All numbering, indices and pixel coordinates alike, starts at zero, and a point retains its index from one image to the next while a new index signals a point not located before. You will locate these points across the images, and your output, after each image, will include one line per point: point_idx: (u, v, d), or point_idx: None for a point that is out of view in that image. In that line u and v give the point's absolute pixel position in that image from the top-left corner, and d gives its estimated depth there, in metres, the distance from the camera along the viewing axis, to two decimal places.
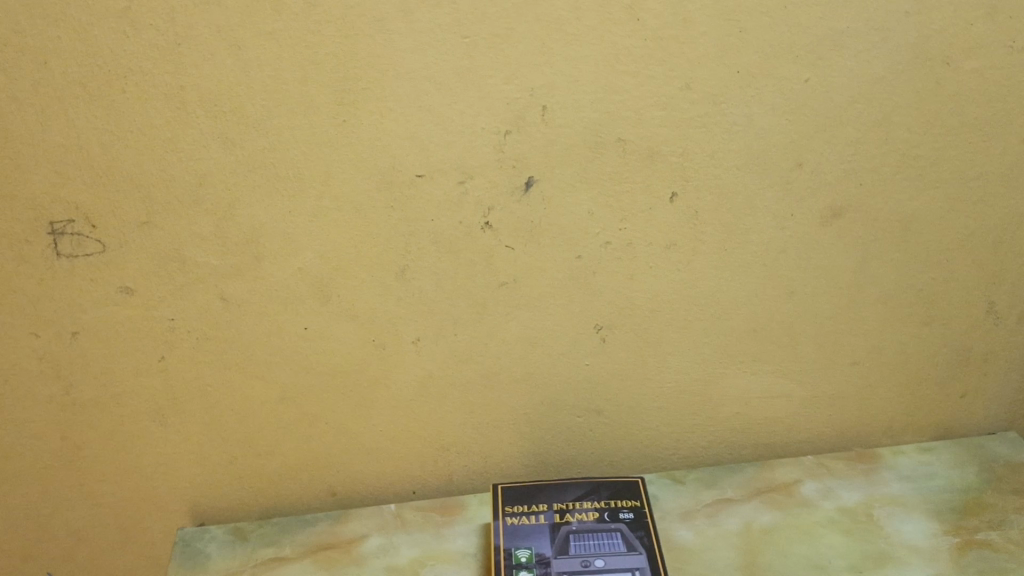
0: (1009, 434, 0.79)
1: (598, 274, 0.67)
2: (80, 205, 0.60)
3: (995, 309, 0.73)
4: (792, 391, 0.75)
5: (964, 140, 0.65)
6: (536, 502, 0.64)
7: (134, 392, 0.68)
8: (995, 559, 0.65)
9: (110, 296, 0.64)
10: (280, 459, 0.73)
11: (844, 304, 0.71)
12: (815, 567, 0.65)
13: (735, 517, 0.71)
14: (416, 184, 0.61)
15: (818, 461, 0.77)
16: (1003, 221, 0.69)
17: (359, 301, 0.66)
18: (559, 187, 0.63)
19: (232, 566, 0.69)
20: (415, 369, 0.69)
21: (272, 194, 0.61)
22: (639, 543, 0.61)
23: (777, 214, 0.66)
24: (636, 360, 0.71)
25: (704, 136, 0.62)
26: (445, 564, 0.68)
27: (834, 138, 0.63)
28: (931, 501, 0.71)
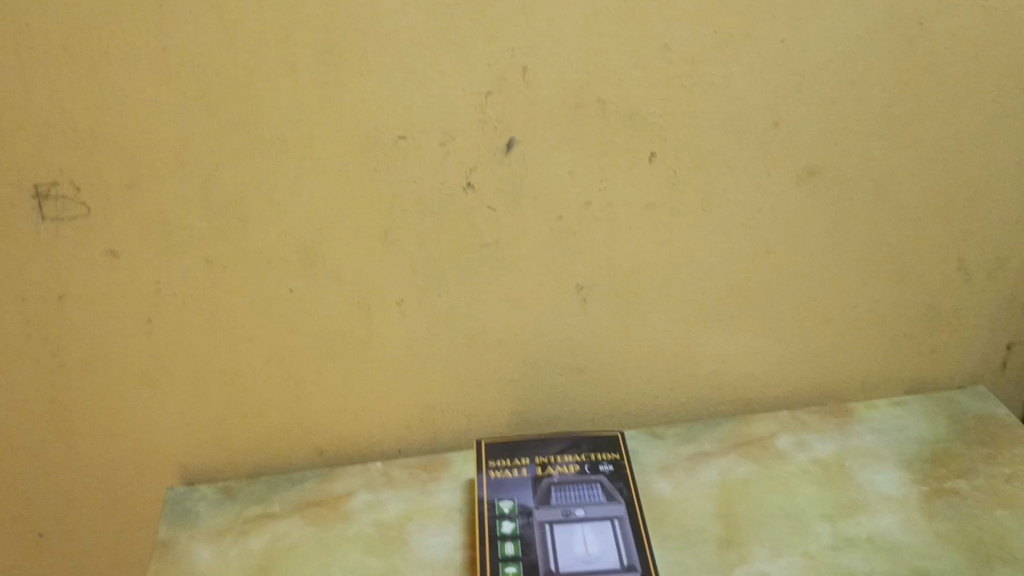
0: (978, 389, 0.81)
1: (579, 234, 0.68)
2: (65, 168, 0.60)
3: (966, 265, 0.75)
4: (769, 348, 0.76)
5: (938, 99, 0.66)
6: (519, 457, 0.66)
7: (121, 354, 0.69)
8: (961, 507, 0.68)
9: (96, 259, 0.64)
10: (268, 419, 0.74)
11: (819, 261, 0.72)
12: (790, 516, 0.68)
13: (712, 469, 0.73)
14: (399, 146, 0.62)
15: (793, 416, 0.79)
16: (973, 181, 0.70)
17: (344, 263, 0.67)
18: (540, 148, 0.63)
19: (222, 523, 0.71)
20: (399, 328, 0.71)
21: (256, 157, 0.61)
22: (618, 492, 0.62)
23: (754, 175, 0.67)
24: (617, 319, 0.73)
25: (683, 97, 0.63)
26: (431, 518, 0.70)
27: (811, 98, 0.64)
28: (902, 452, 0.74)
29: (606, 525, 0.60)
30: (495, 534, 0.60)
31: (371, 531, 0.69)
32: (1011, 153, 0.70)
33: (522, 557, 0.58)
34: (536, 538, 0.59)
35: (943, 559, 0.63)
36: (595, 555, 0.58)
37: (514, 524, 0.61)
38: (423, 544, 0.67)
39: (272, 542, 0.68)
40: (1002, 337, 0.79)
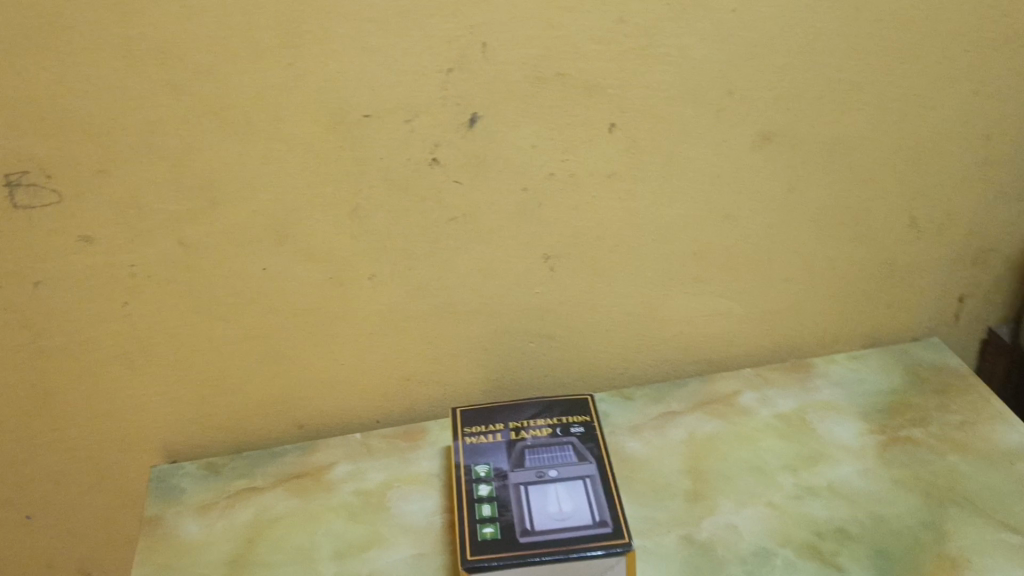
0: (933, 340, 0.85)
1: (545, 204, 0.70)
2: (35, 156, 0.61)
3: (917, 222, 0.78)
4: (732, 309, 0.79)
5: (887, 62, 0.68)
6: (493, 422, 0.68)
7: (99, 338, 0.70)
8: (916, 454, 0.71)
9: (70, 245, 0.65)
10: (248, 395, 0.76)
11: (777, 223, 0.75)
12: (754, 468, 0.71)
13: (680, 427, 0.76)
14: (364, 124, 0.63)
15: (757, 373, 0.82)
16: (922, 141, 0.73)
17: (316, 241, 0.68)
18: (503, 122, 0.65)
19: (207, 497, 0.73)
20: (372, 302, 0.72)
21: (224, 139, 0.62)
22: (589, 453, 0.65)
23: (712, 141, 0.69)
24: (584, 286, 0.75)
25: (640, 67, 0.64)
26: (410, 485, 0.72)
27: (764, 65, 0.66)
28: (860, 404, 0.77)
29: (578, 484, 0.63)
30: (472, 497, 0.62)
31: (354, 500, 0.71)
32: (958, 112, 0.72)
33: (499, 517, 0.60)
34: (512, 499, 0.62)
35: (898, 503, 0.67)
36: (568, 514, 0.60)
37: (491, 486, 0.63)
38: (404, 509, 0.70)
39: (258, 514, 0.70)
40: (953, 290, 0.83)
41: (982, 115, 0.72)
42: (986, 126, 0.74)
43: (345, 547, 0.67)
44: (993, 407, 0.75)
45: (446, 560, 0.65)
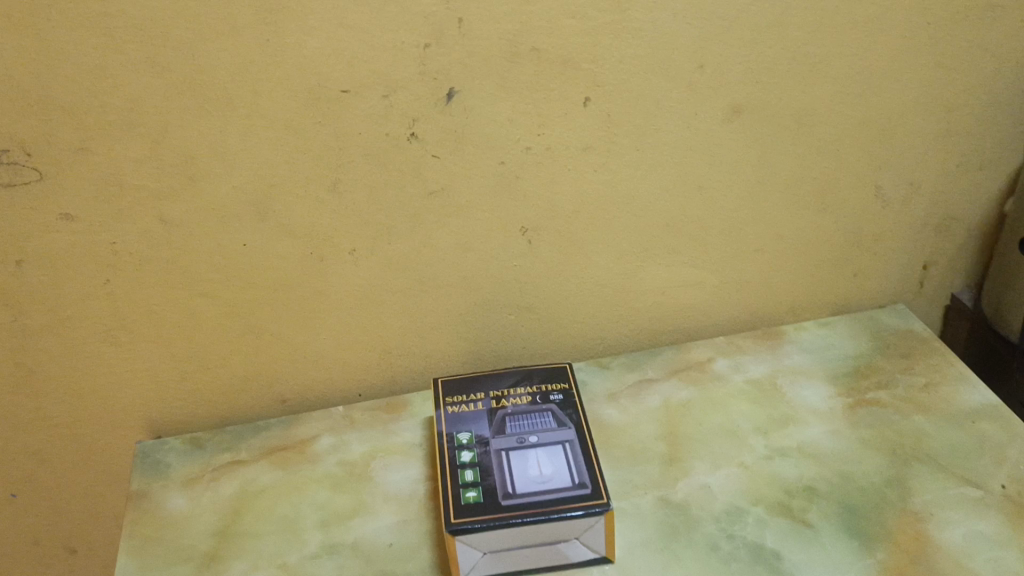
0: (898, 307, 0.87)
1: (522, 178, 0.71)
2: (14, 134, 0.61)
3: (883, 191, 0.80)
4: (705, 279, 0.81)
5: (854, 36, 0.70)
6: (474, 391, 0.70)
7: (82, 315, 0.71)
8: (882, 415, 0.74)
9: (52, 223, 0.66)
10: (231, 370, 0.77)
11: (748, 194, 0.77)
12: (727, 432, 0.73)
13: (655, 394, 0.78)
14: (342, 99, 0.64)
15: (729, 341, 0.84)
16: (888, 113, 0.75)
17: (296, 216, 0.69)
18: (480, 97, 0.66)
19: (193, 470, 0.74)
20: (353, 276, 0.73)
21: (203, 116, 0.63)
22: (568, 419, 0.67)
23: (684, 114, 0.71)
24: (561, 258, 0.77)
25: (613, 42, 0.66)
26: (393, 455, 0.74)
27: (735, 40, 0.68)
28: (829, 369, 0.79)
29: (558, 449, 0.64)
30: (455, 463, 0.64)
31: (338, 470, 0.73)
32: (921, 85, 0.74)
33: (481, 482, 0.62)
34: (494, 465, 0.63)
35: (865, 462, 0.70)
36: (549, 477, 0.62)
37: (473, 453, 0.64)
38: (388, 478, 0.71)
39: (244, 485, 0.72)
40: (918, 258, 0.85)
41: (945, 86, 0.75)
42: (950, 98, 0.76)
43: (330, 515, 0.68)
44: (955, 370, 0.78)
45: (429, 525, 0.67)
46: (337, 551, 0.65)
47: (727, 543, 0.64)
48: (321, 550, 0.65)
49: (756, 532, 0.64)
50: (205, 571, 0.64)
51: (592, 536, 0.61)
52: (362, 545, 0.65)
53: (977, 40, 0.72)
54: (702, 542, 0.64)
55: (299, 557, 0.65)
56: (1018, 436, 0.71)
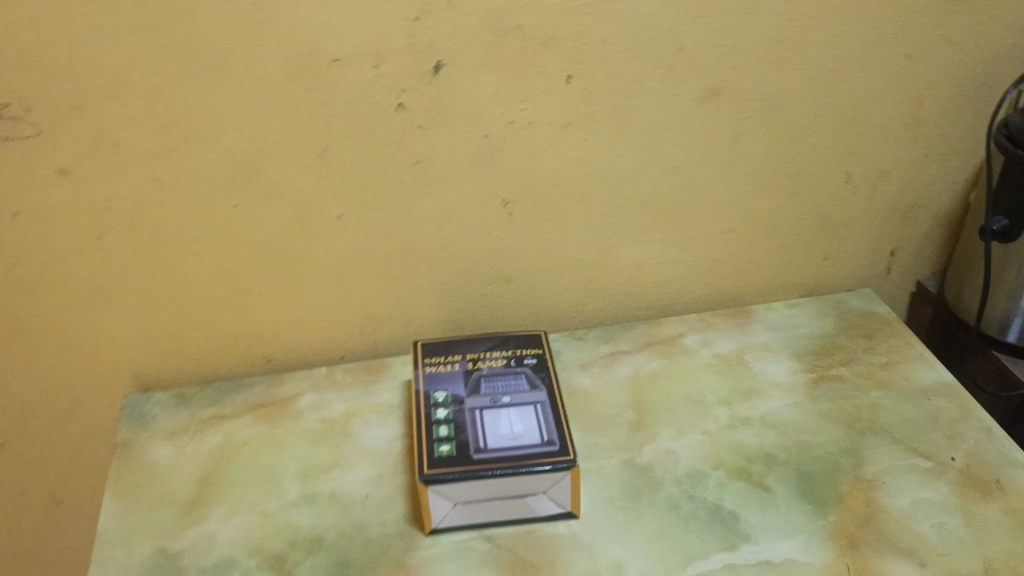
0: (864, 290, 0.91)
1: (504, 152, 0.74)
2: (14, 89, 0.64)
3: (852, 178, 0.83)
4: (678, 257, 0.85)
5: (827, 25, 0.73)
6: (452, 354, 0.73)
7: (74, 269, 0.74)
8: (842, 390, 0.77)
9: (48, 178, 0.68)
10: (218, 328, 0.80)
11: (721, 176, 0.80)
12: (693, 401, 0.77)
13: (626, 364, 0.81)
14: (333, 68, 0.67)
15: (700, 318, 0.88)
16: (858, 101, 0.78)
17: (285, 180, 0.72)
18: (465, 70, 0.69)
19: (178, 423, 0.77)
20: (338, 241, 0.76)
21: (198, 78, 0.65)
22: (540, 382, 0.70)
23: (662, 95, 0.74)
24: (540, 231, 0.80)
25: (594, 22, 0.68)
26: (373, 413, 0.77)
27: (712, 24, 0.70)
28: (794, 346, 0.83)
29: (529, 408, 0.67)
30: (431, 419, 0.66)
31: (319, 426, 0.76)
32: (891, 75, 0.77)
33: (455, 437, 0.65)
34: (468, 421, 0.66)
35: (823, 433, 0.73)
36: (520, 434, 0.65)
37: (448, 410, 0.67)
38: (367, 435, 0.74)
39: (227, 438, 0.75)
40: (884, 244, 0.89)
41: (913, 78, 0.78)
42: (918, 89, 0.79)
43: (310, 468, 0.71)
44: (914, 350, 0.82)
45: (404, 479, 0.70)
46: (315, 501, 0.68)
47: (688, 502, 0.67)
48: (301, 500, 0.68)
49: (715, 495, 0.68)
50: (188, 516, 0.67)
51: (559, 490, 0.64)
52: (340, 496, 0.69)
53: (945, 33, 0.75)
54: (664, 501, 0.67)
55: (279, 504, 0.68)
56: (969, 413, 0.75)
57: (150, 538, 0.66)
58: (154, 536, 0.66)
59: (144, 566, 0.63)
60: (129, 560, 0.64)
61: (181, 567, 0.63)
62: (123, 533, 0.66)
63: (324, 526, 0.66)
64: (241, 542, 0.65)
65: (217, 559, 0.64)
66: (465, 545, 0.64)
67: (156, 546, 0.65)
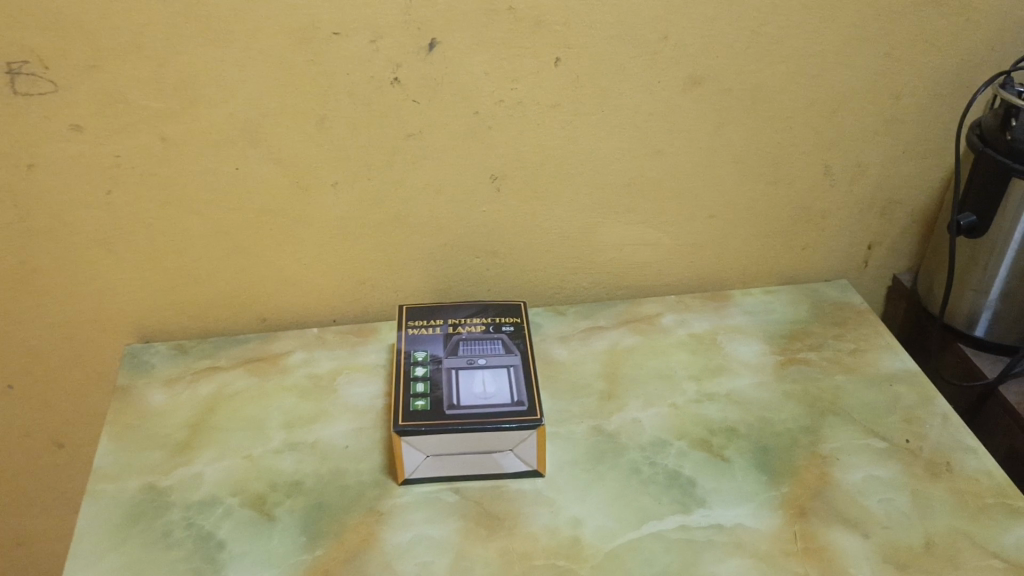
0: (840, 282, 0.94)
1: (493, 129, 0.78)
2: (33, 47, 0.68)
3: (831, 171, 0.86)
4: (659, 239, 0.88)
5: (809, 20, 0.75)
6: (434, 318, 0.77)
7: (84, 222, 0.78)
8: (808, 372, 0.81)
9: (61, 133, 0.72)
10: (217, 285, 0.85)
11: (703, 163, 0.83)
12: (663, 375, 0.80)
13: (603, 339, 0.85)
14: (332, 41, 0.70)
15: (678, 300, 0.92)
16: (838, 96, 0.81)
17: (284, 146, 0.76)
18: (458, 49, 0.72)
19: (174, 372, 0.82)
20: (333, 207, 0.80)
21: (205, 44, 0.69)
22: (515, 347, 0.73)
23: (647, 82, 0.77)
24: (526, 207, 0.83)
25: (583, 8, 0.72)
26: (358, 372, 0.81)
27: (696, 15, 0.73)
28: (765, 329, 0.86)
29: (503, 371, 0.71)
30: (409, 376, 0.70)
31: (306, 381, 0.80)
32: (871, 72, 0.80)
33: (430, 393, 0.69)
34: (443, 380, 0.70)
35: (785, 411, 0.76)
36: (491, 394, 0.69)
37: (426, 368, 0.71)
38: (351, 392, 0.79)
39: (219, 388, 0.79)
40: (861, 238, 0.92)
41: (893, 76, 0.81)
42: (897, 87, 0.81)
43: (295, 418, 0.76)
44: (882, 339, 0.85)
45: (382, 433, 0.74)
46: (297, 449, 0.72)
47: (648, 468, 0.70)
48: (283, 447, 0.73)
49: (676, 461, 0.71)
50: (177, 456, 0.72)
51: (525, 448, 0.68)
52: (320, 445, 0.73)
53: (924, 34, 0.78)
54: (626, 466, 0.70)
55: (262, 450, 0.72)
56: (929, 400, 0.77)
57: (141, 474, 0.70)
58: (144, 474, 0.70)
59: (134, 500, 0.68)
60: (120, 493, 0.68)
61: (167, 502, 0.67)
62: (116, 469, 0.71)
63: (303, 471, 0.70)
64: (224, 482, 0.69)
65: (201, 497, 0.68)
66: (434, 496, 0.68)
67: (145, 482, 0.69)
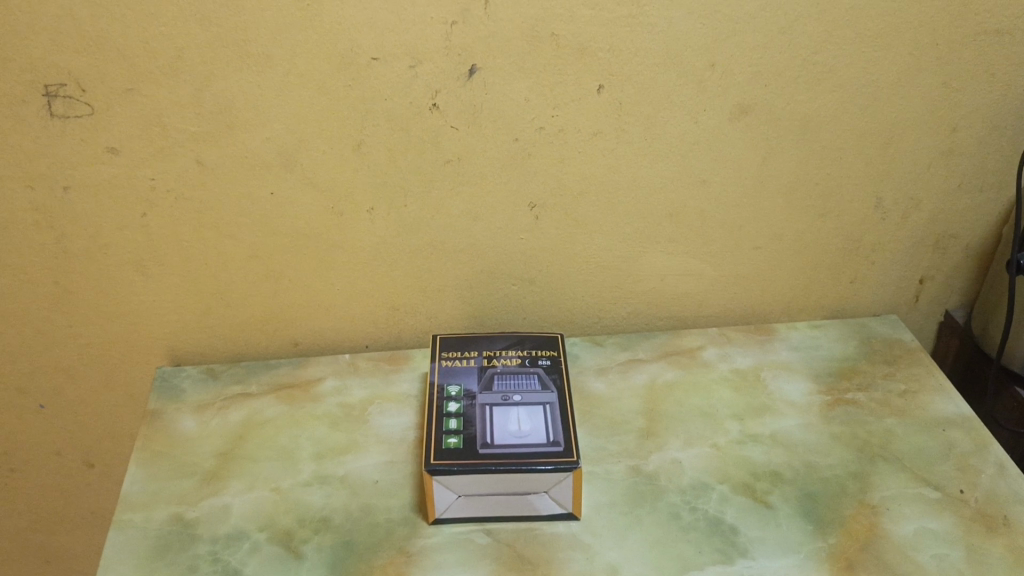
0: (890, 317, 0.91)
1: (533, 156, 0.75)
2: (71, 70, 0.67)
3: (882, 203, 0.83)
4: (701, 271, 0.86)
5: (864, 49, 0.72)
6: (469, 349, 0.75)
7: (118, 244, 0.77)
8: (856, 414, 0.78)
9: (98, 155, 0.72)
10: (250, 309, 0.83)
11: (749, 193, 0.80)
12: (705, 414, 0.78)
13: (643, 373, 0.83)
14: (371, 67, 0.68)
15: (721, 332, 0.89)
16: (893, 126, 0.78)
17: (320, 171, 0.74)
18: (499, 76, 0.70)
19: (205, 397, 0.81)
20: (368, 232, 0.79)
21: (242, 69, 0.68)
22: (552, 382, 0.71)
23: (693, 110, 0.74)
24: (565, 236, 0.81)
25: (628, 35, 0.69)
26: (390, 402, 0.79)
27: (745, 43, 0.71)
28: (812, 367, 0.83)
29: (539, 409, 0.69)
30: (442, 411, 0.68)
31: (337, 411, 0.78)
32: (928, 102, 0.77)
33: (463, 430, 0.67)
34: (477, 416, 0.68)
35: (832, 455, 0.73)
36: (527, 432, 0.66)
37: (459, 404, 0.69)
38: (383, 422, 0.77)
39: (250, 415, 0.78)
40: (912, 272, 0.89)
41: (951, 106, 0.77)
42: (956, 117, 0.78)
43: (325, 449, 0.74)
44: (935, 380, 0.82)
45: (414, 467, 0.72)
46: (327, 482, 0.71)
47: (689, 513, 0.67)
48: (312, 480, 0.71)
49: (717, 507, 0.68)
50: (205, 487, 0.71)
51: (560, 490, 0.65)
52: (351, 479, 0.71)
53: (985, 63, 0.75)
54: (665, 510, 0.67)
55: (291, 483, 0.71)
56: (984, 448, 0.74)
57: (169, 504, 0.69)
58: (172, 504, 0.69)
59: (161, 531, 0.67)
60: (147, 524, 0.67)
61: (194, 534, 0.66)
62: (144, 498, 0.70)
63: (331, 507, 0.68)
64: (252, 516, 0.68)
65: (228, 530, 0.66)
66: (465, 537, 0.66)
67: (172, 513, 0.68)
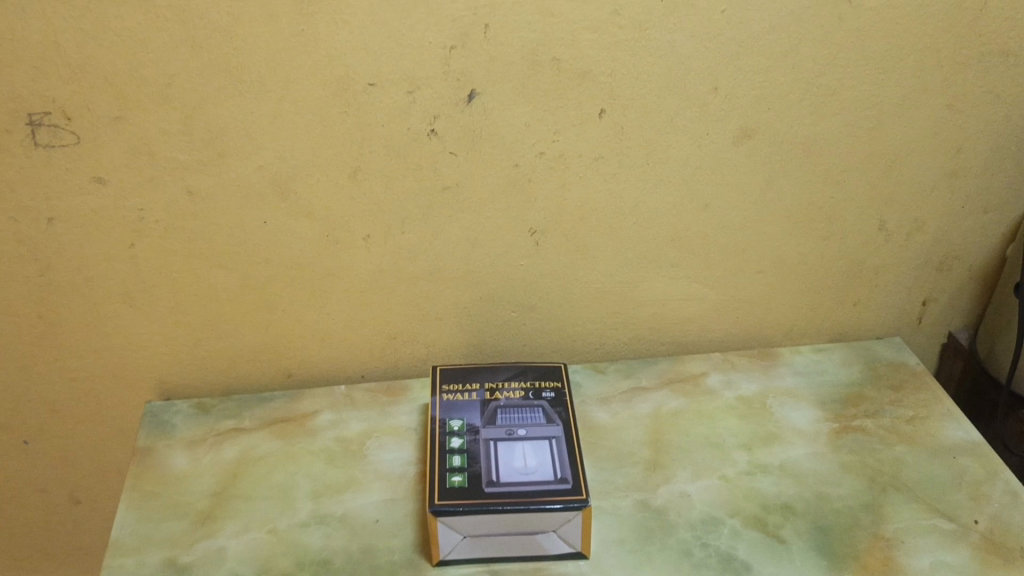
0: (894, 340, 0.90)
1: (533, 181, 0.74)
2: (57, 98, 0.64)
3: (886, 226, 0.82)
4: (704, 295, 0.84)
5: (868, 71, 0.71)
6: (470, 382, 0.73)
7: (105, 275, 0.75)
8: (865, 442, 0.76)
9: (84, 185, 0.69)
10: (242, 340, 0.81)
11: (752, 217, 0.79)
12: (711, 443, 0.76)
13: (647, 401, 0.81)
14: (367, 92, 0.66)
15: (724, 357, 0.87)
16: (897, 148, 0.77)
17: (315, 198, 0.72)
18: (498, 101, 0.68)
19: (196, 433, 0.78)
20: (365, 260, 0.76)
21: (234, 96, 0.66)
22: (557, 416, 0.69)
23: (696, 134, 0.73)
24: (565, 262, 0.79)
25: (630, 58, 0.68)
26: (389, 436, 0.77)
27: (748, 66, 0.69)
28: (818, 393, 0.82)
29: (544, 443, 0.67)
30: (445, 447, 0.66)
31: (334, 446, 0.76)
32: (933, 124, 0.76)
33: (467, 468, 0.64)
34: (481, 453, 0.66)
35: (843, 486, 0.72)
36: (532, 469, 0.64)
37: (462, 439, 0.67)
38: (382, 457, 0.75)
39: (244, 452, 0.76)
40: (916, 293, 0.88)
41: (956, 127, 0.76)
42: (960, 138, 0.77)
43: (322, 487, 0.72)
44: (942, 404, 0.80)
45: (415, 506, 0.70)
46: (325, 522, 0.68)
47: (700, 550, 0.65)
48: (311, 520, 0.69)
49: (729, 543, 0.66)
50: (199, 529, 0.68)
51: (569, 529, 0.63)
52: (350, 519, 0.69)
53: (990, 84, 0.74)
54: (676, 547, 0.66)
55: (289, 524, 0.68)
56: (996, 475, 0.72)
57: (161, 548, 0.66)
58: (165, 547, 0.66)
59: None
60: (139, 569, 0.65)
61: None
62: (135, 541, 0.67)
63: (331, 548, 0.66)
64: (249, 560, 0.65)
65: None
66: None
67: (165, 558, 0.66)
